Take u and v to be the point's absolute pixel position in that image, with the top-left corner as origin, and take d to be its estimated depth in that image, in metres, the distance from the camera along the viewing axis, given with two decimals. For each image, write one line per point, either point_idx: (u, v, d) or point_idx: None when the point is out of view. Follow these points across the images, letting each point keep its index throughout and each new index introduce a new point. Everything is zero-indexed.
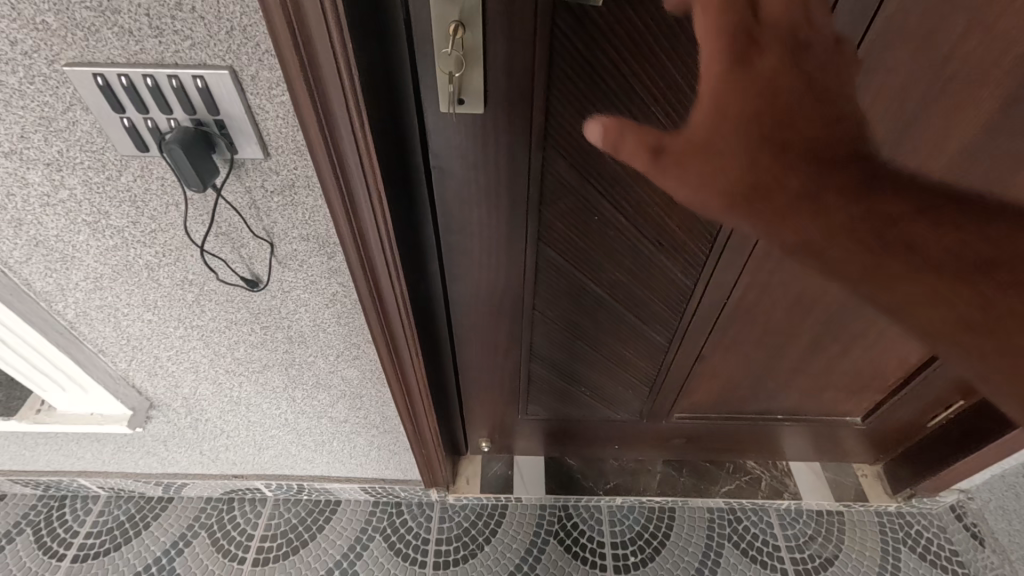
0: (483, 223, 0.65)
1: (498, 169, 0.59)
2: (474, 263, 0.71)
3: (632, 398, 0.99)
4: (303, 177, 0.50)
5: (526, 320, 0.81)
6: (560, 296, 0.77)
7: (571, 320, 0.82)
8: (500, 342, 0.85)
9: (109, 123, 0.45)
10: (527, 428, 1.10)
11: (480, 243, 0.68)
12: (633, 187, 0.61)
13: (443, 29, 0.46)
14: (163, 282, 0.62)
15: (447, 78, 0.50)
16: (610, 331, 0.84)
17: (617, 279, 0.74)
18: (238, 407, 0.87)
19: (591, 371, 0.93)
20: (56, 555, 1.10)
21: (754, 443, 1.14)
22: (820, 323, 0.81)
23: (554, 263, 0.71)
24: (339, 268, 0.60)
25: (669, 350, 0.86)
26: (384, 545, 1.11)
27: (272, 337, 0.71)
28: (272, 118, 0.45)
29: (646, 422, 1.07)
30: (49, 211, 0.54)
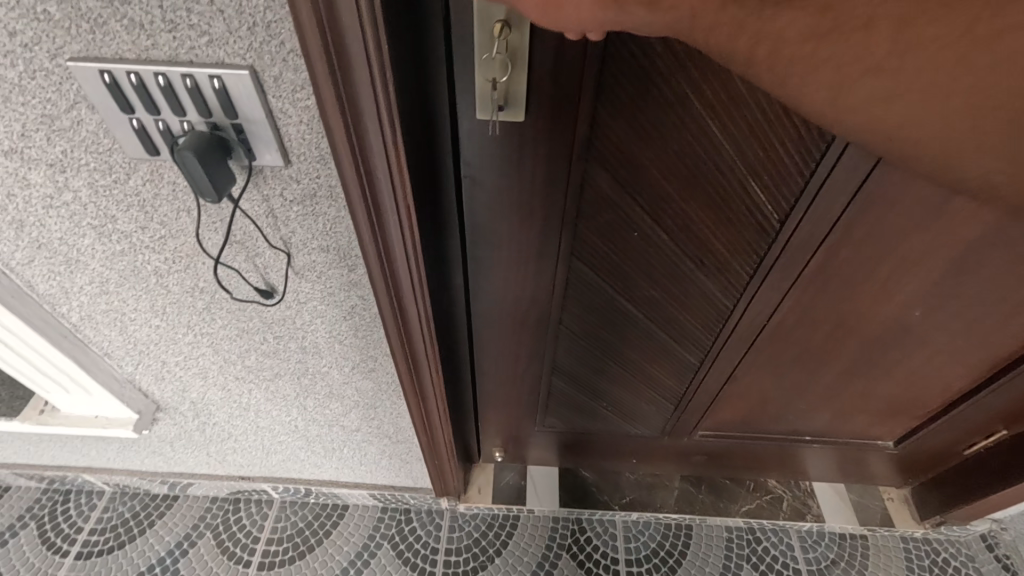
0: (513, 235, 0.61)
1: (533, 180, 0.54)
2: (501, 275, 0.66)
3: (655, 414, 0.95)
4: (326, 187, 0.46)
5: (550, 335, 0.77)
6: (588, 312, 0.73)
7: (597, 335, 0.78)
8: (522, 356, 0.81)
9: (117, 123, 0.41)
10: (543, 439, 1.06)
11: (508, 256, 0.63)
12: (676, 203, 0.57)
13: (487, 27, 0.42)
14: (172, 288, 0.59)
15: (488, 83, 0.46)
16: (637, 350, 0.80)
17: (652, 296, 0.69)
18: (247, 413, 0.84)
19: (615, 387, 0.88)
20: (60, 551, 1.08)
21: (777, 462, 1.10)
22: (861, 349, 0.77)
23: (585, 277, 0.67)
24: (360, 281, 0.56)
25: (699, 371, 0.82)
26: (391, 553, 1.08)
27: (285, 346, 0.67)
28: (295, 123, 0.41)
29: (666, 438, 1.02)
30: (52, 214, 0.50)
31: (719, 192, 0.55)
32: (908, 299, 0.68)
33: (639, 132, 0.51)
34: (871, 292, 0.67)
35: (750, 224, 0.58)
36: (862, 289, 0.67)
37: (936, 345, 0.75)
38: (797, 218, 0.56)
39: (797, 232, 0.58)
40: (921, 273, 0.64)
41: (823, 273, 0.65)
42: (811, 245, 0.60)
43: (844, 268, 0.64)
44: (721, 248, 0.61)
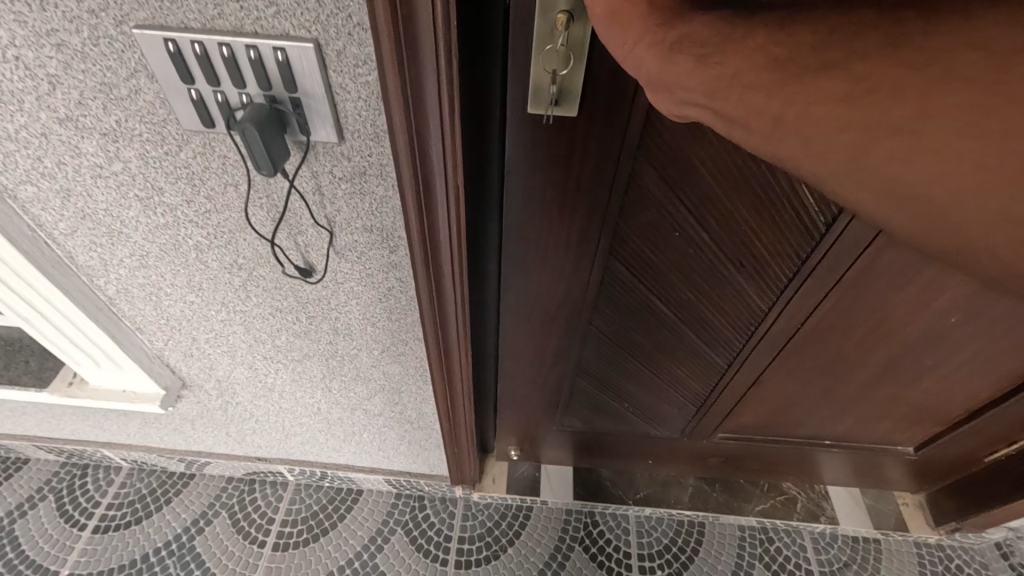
0: (551, 230, 0.60)
1: (578, 172, 0.54)
2: (534, 272, 0.66)
3: (677, 416, 0.95)
4: (377, 166, 0.46)
5: (579, 334, 0.77)
6: (620, 314, 0.74)
7: (626, 336, 0.78)
8: (546, 355, 0.81)
9: (176, 94, 0.41)
10: (560, 437, 1.06)
11: (543, 252, 0.63)
12: (724, 203, 0.57)
13: (548, 16, 0.42)
14: (211, 264, 0.59)
15: (546, 75, 0.46)
16: (666, 350, 0.80)
17: (686, 297, 0.70)
18: (271, 394, 0.85)
19: (637, 388, 0.89)
20: (77, 524, 1.09)
21: (792, 466, 1.10)
22: (891, 357, 0.77)
23: (620, 276, 0.68)
24: (400, 262, 0.56)
25: (726, 374, 0.82)
26: (405, 539, 1.09)
27: (317, 327, 0.68)
28: (353, 99, 0.41)
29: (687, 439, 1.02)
30: (100, 184, 0.50)
31: (767, 193, 0.56)
32: (944, 308, 0.67)
33: (692, 132, 0.51)
34: (909, 301, 0.67)
35: (795, 227, 0.59)
36: (900, 298, 0.67)
37: (970, 355, 0.75)
38: (845, 221, 0.56)
39: (843, 235, 0.58)
40: (960, 283, 0.63)
41: (861, 281, 0.65)
42: (854, 253, 0.60)
43: (884, 276, 0.64)
44: (763, 252, 0.62)
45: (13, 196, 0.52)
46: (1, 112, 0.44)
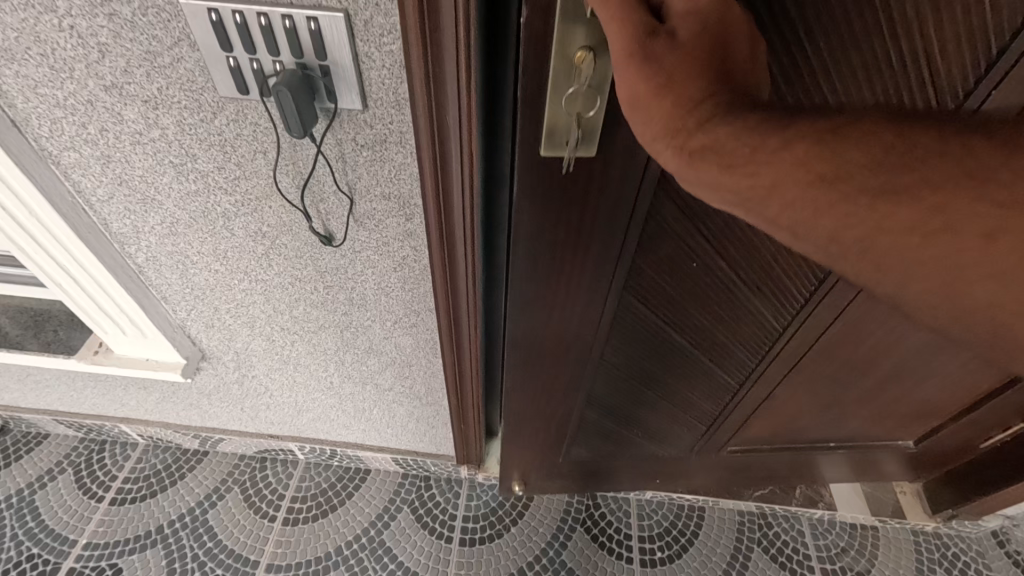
0: (572, 268, 0.62)
1: (597, 204, 0.55)
2: (551, 307, 0.68)
3: (688, 437, 0.99)
4: (396, 133, 0.49)
5: (592, 366, 0.79)
6: (636, 342, 0.76)
7: (642, 369, 0.82)
8: (561, 387, 0.83)
9: (215, 62, 0.44)
10: (563, 471, 1.03)
11: (562, 286, 0.65)
12: (742, 230, 0.60)
13: (572, 54, 0.42)
14: (237, 232, 0.62)
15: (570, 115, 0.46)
16: (678, 372, 0.83)
17: (701, 321, 0.74)
18: (286, 366, 0.88)
19: (655, 417, 0.93)
20: (95, 496, 1.13)
21: (794, 470, 1.09)
22: (895, 368, 0.81)
23: (637, 306, 0.70)
24: (415, 231, 0.59)
25: (740, 390, 0.86)
26: (411, 517, 1.12)
27: (334, 297, 0.71)
28: (377, 67, 0.44)
29: (695, 458, 1.04)
30: (138, 150, 0.54)
31: None
32: None
33: None
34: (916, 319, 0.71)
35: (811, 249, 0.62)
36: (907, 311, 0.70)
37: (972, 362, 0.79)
38: None
39: None
40: None
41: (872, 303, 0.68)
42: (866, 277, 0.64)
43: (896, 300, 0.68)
44: (779, 275, 0.66)
45: (57, 162, 0.56)
46: (53, 79, 0.48)
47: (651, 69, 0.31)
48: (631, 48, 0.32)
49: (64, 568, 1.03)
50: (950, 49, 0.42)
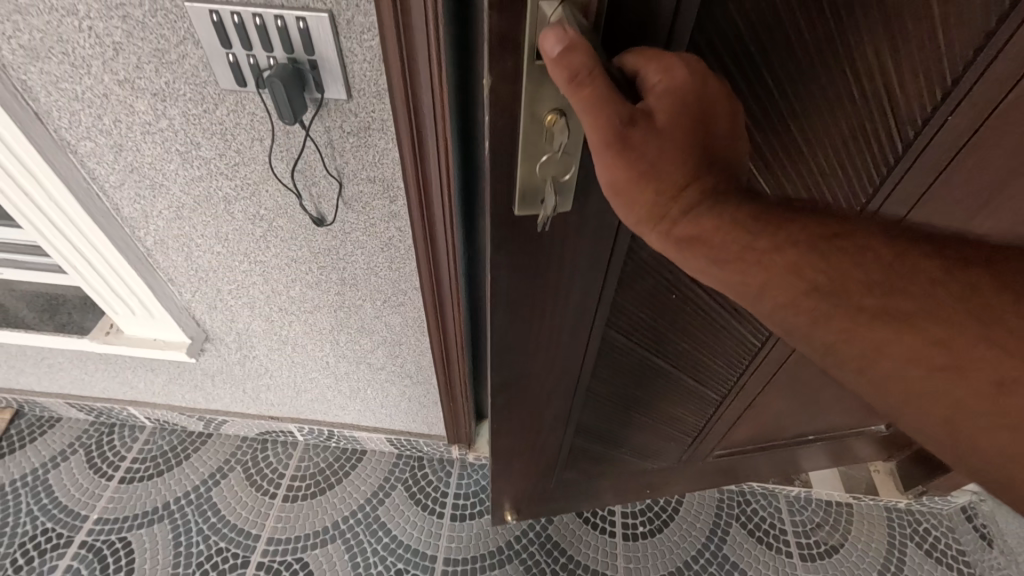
0: (556, 321, 0.63)
1: (576, 266, 0.55)
2: (538, 356, 0.68)
3: (674, 448, 1.02)
4: (378, 121, 0.55)
5: (580, 396, 0.81)
6: (621, 370, 0.79)
7: (627, 395, 0.86)
8: (549, 420, 0.84)
9: (216, 57, 0.50)
10: (555, 495, 1.04)
11: (548, 336, 0.65)
12: None
13: (543, 117, 0.40)
14: (237, 215, 0.68)
15: (542, 177, 0.44)
16: (660, 390, 0.86)
17: (684, 348, 0.78)
18: (284, 347, 0.94)
19: (639, 435, 0.96)
20: (105, 475, 1.19)
21: (776, 466, 1.12)
22: None
23: (620, 342, 0.73)
24: (399, 212, 0.65)
25: (723, 403, 0.91)
26: (405, 494, 1.17)
27: (327, 277, 0.76)
28: (359, 61, 0.50)
29: (681, 469, 1.07)
30: (147, 139, 0.60)
31: None
32: None
33: None
34: None
35: None
36: None
37: None
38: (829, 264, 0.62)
39: None
40: None
41: None
42: None
43: None
44: None
45: (75, 151, 0.62)
46: (72, 75, 0.54)
47: (628, 157, 0.34)
48: (609, 145, 0.34)
49: (77, 541, 1.09)
50: (907, 79, 0.42)
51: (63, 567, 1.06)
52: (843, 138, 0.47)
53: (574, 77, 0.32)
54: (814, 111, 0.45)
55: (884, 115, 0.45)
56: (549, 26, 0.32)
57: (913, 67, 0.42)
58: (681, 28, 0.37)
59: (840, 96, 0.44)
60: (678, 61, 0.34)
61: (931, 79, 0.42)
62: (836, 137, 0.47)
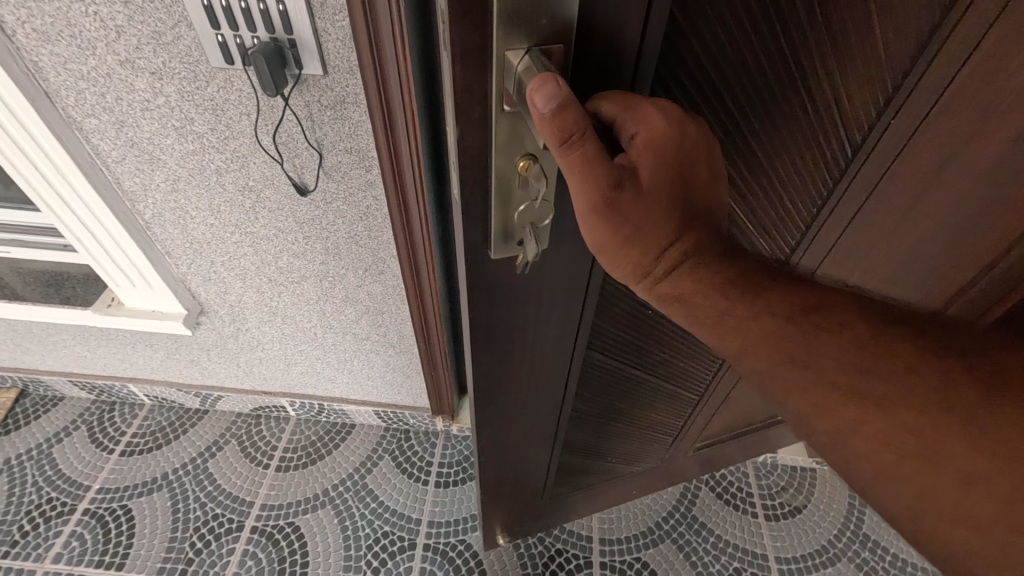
0: (538, 349, 0.63)
1: (551, 299, 0.55)
2: (520, 382, 0.68)
3: (656, 450, 1.03)
4: (352, 95, 0.62)
5: (565, 418, 0.81)
6: (603, 389, 0.80)
7: (610, 408, 0.86)
8: (536, 445, 0.83)
9: (207, 38, 0.57)
10: (547, 514, 1.04)
11: (530, 364, 0.65)
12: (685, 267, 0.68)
13: (516, 163, 0.39)
14: (228, 187, 0.75)
15: (516, 220, 0.43)
16: (639, 399, 0.88)
17: (661, 357, 0.80)
18: (275, 319, 1.00)
19: (621, 442, 0.96)
20: (106, 448, 1.25)
21: (749, 449, 1.17)
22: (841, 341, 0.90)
23: (601, 362, 0.74)
24: (374, 181, 0.72)
25: (702, 401, 0.95)
26: (392, 464, 1.24)
27: (312, 247, 0.83)
28: (333, 40, 0.57)
29: (660, 471, 1.10)
30: (146, 115, 0.66)
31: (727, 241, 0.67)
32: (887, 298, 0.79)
33: None
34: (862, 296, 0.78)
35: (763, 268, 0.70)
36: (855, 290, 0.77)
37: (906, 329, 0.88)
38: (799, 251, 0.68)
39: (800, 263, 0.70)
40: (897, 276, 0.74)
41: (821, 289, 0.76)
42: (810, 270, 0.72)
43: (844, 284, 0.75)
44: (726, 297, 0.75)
45: (80, 127, 0.69)
46: (79, 57, 0.61)
47: (613, 218, 0.36)
48: (595, 210, 0.36)
49: (80, 509, 1.15)
50: (856, 87, 0.49)
51: (67, 533, 1.12)
52: (806, 143, 0.53)
53: (563, 140, 0.32)
54: (771, 122, 0.49)
55: (834, 121, 0.52)
56: (535, 78, 0.31)
57: (852, 73, 0.48)
58: (645, 67, 0.38)
59: (791, 106, 0.48)
60: (654, 108, 0.35)
61: (880, 82, 0.49)
62: (800, 144, 0.53)
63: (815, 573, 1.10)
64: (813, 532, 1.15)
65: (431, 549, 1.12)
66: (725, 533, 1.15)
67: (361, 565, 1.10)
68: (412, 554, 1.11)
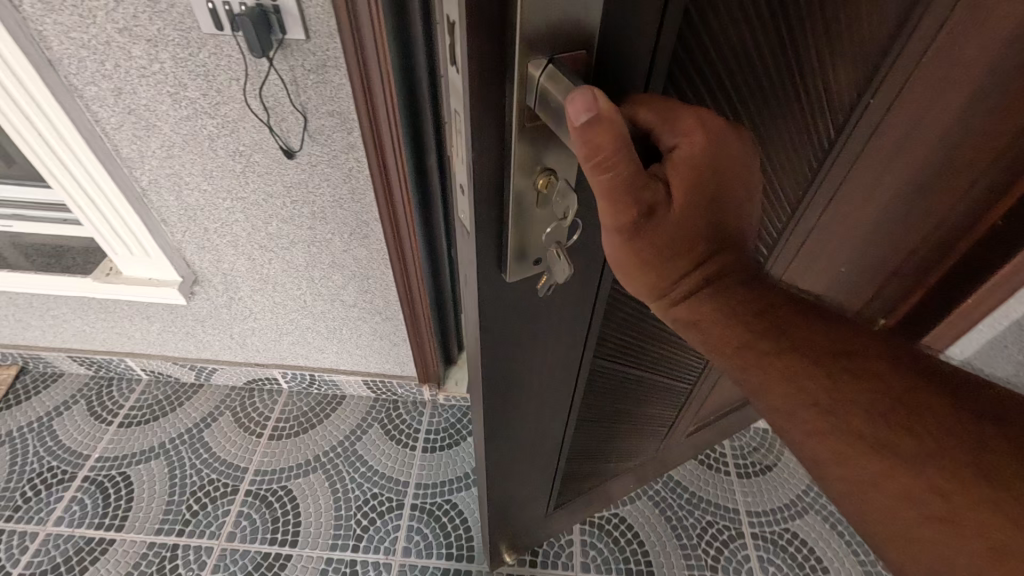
0: (545, 364, 0.59)
1: (560, 311, 0.52)
2: (529, 402, 0.65)
3: (650, 442, 1.02)
4: (332, 59, 0.68)
5: (569, 429, 0.78)
6: (604, 393, 0.77)
7: (613, 411, 0.85)
8: (541, 458, 0.79)
9: (198, 5, 0.62)
10: (551, 523, 1.02)
11: (539, 380, 0.61)
12: None
13: (534, 179, 0.37)
14: (219, 152, 0.80)
15: (535, 237, 0.41)
16: (636, 397, 0.85)
17: (657, 352, 0.79)
18: (266, 287, 1.05)
19: (622, 441, 0.95)
20: (105, 420, 1.30)
21: (732, 425, 1.20)
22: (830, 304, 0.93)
23: (601, 368, 0.71)
24: (356, 143, 0.77)
25: (693, 389, 0.95)
26: (381, 432, 1.29)
27: (300, 212, 0.89)
28: (314, 5, 0.63)
29: (653, 459, 1.09)
30: (143, 82, 0.72)
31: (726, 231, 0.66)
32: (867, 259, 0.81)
33: None
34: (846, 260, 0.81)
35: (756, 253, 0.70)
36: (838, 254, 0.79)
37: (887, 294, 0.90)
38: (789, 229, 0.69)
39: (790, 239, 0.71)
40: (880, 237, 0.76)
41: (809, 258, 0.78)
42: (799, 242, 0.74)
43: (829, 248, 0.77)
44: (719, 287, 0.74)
45: (81, 95, 0.74)
46: (81, 26, 0.66)
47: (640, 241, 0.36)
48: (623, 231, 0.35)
49: (80, 476, 1.20)
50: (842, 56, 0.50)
51: (68, 498, 1.17)
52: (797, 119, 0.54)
53: (603, 163, 0.30)
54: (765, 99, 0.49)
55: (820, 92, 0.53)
56: (575, 90, 0.29)
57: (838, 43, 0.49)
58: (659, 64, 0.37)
59: (785, 91, 0.50)
60: (695, 127, 0.34)
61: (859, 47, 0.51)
62: (791, 120, 0.53)
63: (787, 523, 1.16)
64: (782, 487, 1.21)
65: (418, 509, 1.17)
66: (699, 491, 1.20)
67: (352, 524, 1.15)
68: (400, 513, 1.16)
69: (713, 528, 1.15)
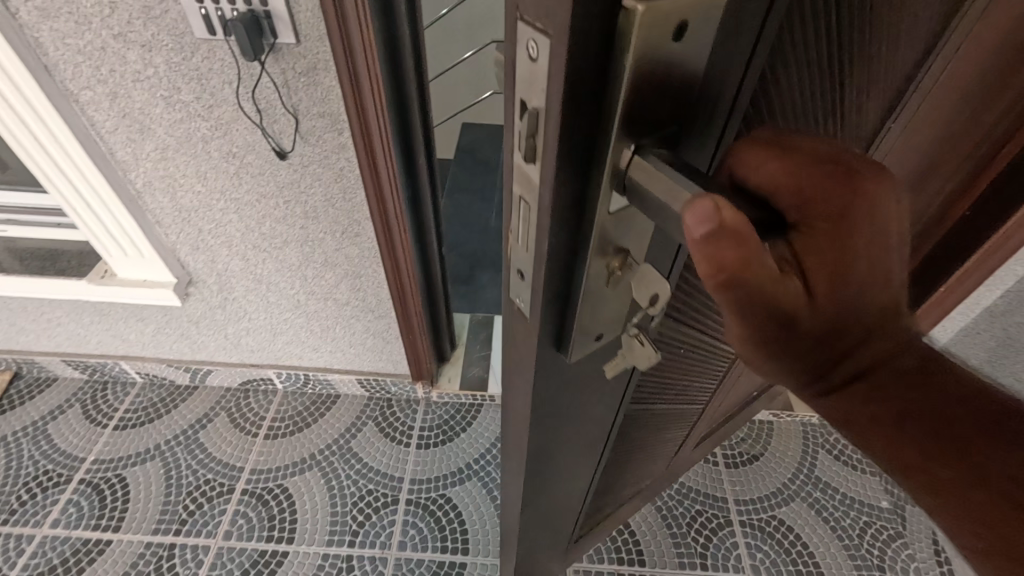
0: (582, 426, 0.51)
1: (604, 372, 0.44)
2: (562, 466, 0.56)
3: (660, 465, 0.95)
4: (322, 62, 0.70)
5: (596, 481, 0.70)
6: (632, 439, 0.69)
7: (638, 451, 0.77)
8: (571, 511, 0.72)
9: (191, 11, 0.64)
10: (565, 560, 0.94)
11: (574, 443, 0.53)
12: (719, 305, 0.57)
13: (607, 267, 0.31)
14: (213, 153, 0.82)
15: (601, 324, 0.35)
16: (661, 431, 0.77)
17: (686, 386, 0.70)
18: (260, 286, 1.07)
19: (641, 472, 0.88)
20: (100, 424, 1.30)
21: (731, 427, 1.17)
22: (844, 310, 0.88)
23: (635, 417, 0.62)
24: (346, 143, 0.80)
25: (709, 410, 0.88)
26: (375, 430, 1.30)
27: (293, 212, 0.91)
28: (304, 10, 0.65)
29: (664, 474, 1.03)
30: (138, 86, 0.74)
31: None
32: None
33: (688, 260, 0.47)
34: None
35: None
36: None
37: None
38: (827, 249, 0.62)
39: None
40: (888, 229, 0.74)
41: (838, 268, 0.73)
42: None
43: None
44: None
45: (77, 100, 0.76)
46: (78, 32, 0.68)
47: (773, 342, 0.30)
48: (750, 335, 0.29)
49: (76, 478, 1.21)
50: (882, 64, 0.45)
51: (64, 501, 1.18)
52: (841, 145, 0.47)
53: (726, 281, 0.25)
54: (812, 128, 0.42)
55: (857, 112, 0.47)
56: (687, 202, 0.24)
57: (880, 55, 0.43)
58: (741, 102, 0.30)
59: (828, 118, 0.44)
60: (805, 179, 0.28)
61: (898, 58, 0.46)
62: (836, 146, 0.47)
63: (771, 511, 1.18)
64: (769, 474, 1.24)
65: (413, 503, 1.19)
66: (689, 481, 1.23)
67: (348, 519, 1.16)
68: (395, 508, 1.18)
69: (702, 517, 1.18)
